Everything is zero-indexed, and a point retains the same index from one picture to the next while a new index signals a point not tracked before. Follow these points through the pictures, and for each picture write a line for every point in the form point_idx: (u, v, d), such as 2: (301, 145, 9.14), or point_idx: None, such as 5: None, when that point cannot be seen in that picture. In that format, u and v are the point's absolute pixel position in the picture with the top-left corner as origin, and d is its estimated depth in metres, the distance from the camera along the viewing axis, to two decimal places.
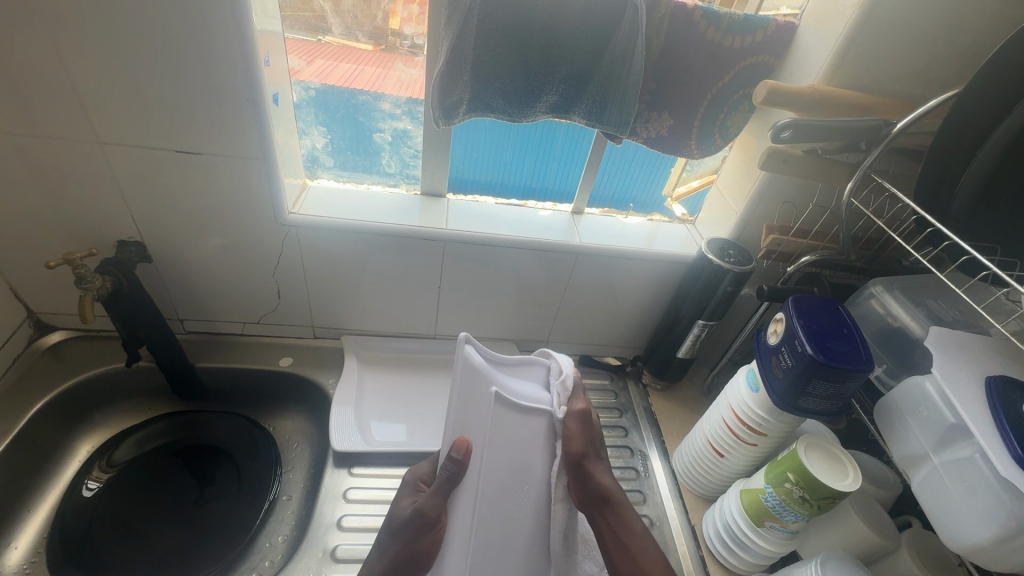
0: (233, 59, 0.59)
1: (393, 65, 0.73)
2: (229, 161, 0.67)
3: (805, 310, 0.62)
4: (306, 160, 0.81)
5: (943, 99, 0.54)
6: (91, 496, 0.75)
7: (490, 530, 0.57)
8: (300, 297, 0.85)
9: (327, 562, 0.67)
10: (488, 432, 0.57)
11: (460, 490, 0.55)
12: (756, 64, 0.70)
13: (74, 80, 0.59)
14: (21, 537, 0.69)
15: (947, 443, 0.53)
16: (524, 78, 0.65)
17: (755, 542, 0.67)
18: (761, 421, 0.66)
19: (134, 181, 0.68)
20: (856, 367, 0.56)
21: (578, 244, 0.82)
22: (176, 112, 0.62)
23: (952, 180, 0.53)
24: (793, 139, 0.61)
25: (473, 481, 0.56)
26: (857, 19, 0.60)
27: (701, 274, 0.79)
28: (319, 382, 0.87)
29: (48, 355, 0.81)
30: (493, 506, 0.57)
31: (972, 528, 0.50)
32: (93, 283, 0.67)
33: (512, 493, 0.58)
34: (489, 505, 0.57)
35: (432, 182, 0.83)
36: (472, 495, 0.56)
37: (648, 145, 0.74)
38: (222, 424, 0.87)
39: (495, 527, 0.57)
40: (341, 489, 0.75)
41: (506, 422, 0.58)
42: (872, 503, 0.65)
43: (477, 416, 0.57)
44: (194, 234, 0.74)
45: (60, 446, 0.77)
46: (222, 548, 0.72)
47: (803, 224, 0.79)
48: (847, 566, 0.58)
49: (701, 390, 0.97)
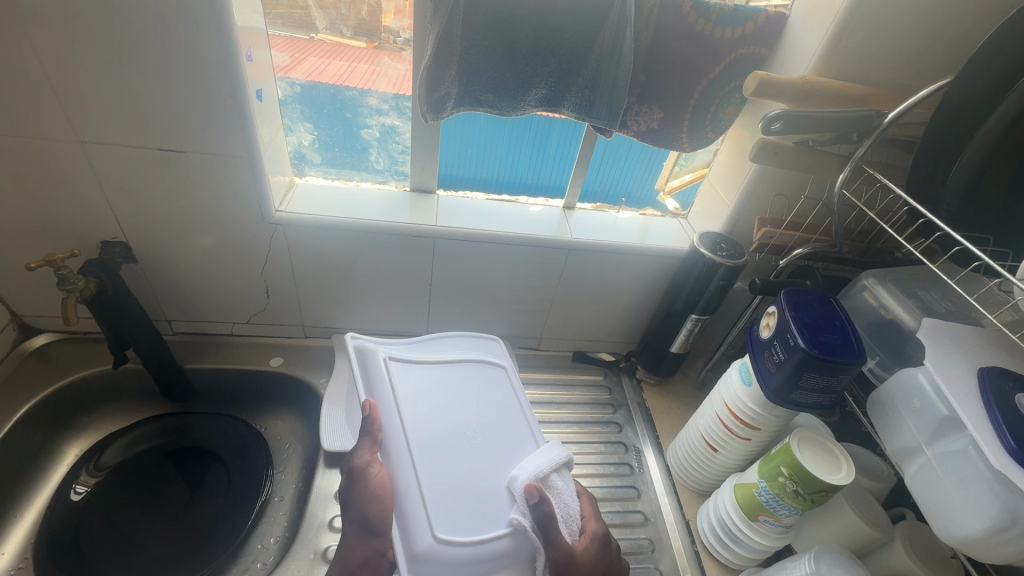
0: (216, 56, 0.58)
1: (381, 61, 0.72)
2: (214, 159, 0.66)
3: (797, 303, 0.61)
4: (293, 157, 0.80)
5: (935, 89, 0.54)
6: (79, 500, 0.75)
7: (439, 458, 0.55)
8: (289, 296, 0.84)
9: (319, 563, 0.67)
10: (403, 380, 0.61)
11: (390, 437, 0.56)
12: (747, 55, 0.69)
13: (51, 78, 0.57)
14: (7, 545, 0.68)
15: (940, 435, 0.53)
16: (513, 69, 0.64)
17: (749, 537, 0.67)
18: (754, 416, 0.66)
19: (116, 180, 0.66)
20: (848, 360, 0.55)
21: (570, 240, 0.81)
22: (159, 111, 0.61)
23: (944, 171, 0.53)
24: (784, 131, 0.60)
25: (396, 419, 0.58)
26: (849, 8, 0.60)
27: (694, 268, 0.78)
28: (311, 381, 0.86)
29: (33, 358, 0.79)
30: (433, 439, 0.57)
31: (965, 520, 0.50)
32: (76, 285, 0.66)
33: (455, 428, 0.59)
34: (431, 438, 0.57)
35: (421, 178, 0.82)
36: (403, 433, 0.56)
37: (639, 138, 0.73)
38: (212, 425, 0.86)
39: (446, 454, 0.56)
40: (333, 489, 0.74)
41: (425, 373, 0.63)
42: (866, 496, 0.65)
43: (383, 375, 0.61)
44: (179, 234, 0.73)
45: (47, 451, 0.76)
46: (212, 550, 0.72)
47: (796, 217, 0.78)
48: (841, 558, 0.58)
49: (694, 384, 0.96)
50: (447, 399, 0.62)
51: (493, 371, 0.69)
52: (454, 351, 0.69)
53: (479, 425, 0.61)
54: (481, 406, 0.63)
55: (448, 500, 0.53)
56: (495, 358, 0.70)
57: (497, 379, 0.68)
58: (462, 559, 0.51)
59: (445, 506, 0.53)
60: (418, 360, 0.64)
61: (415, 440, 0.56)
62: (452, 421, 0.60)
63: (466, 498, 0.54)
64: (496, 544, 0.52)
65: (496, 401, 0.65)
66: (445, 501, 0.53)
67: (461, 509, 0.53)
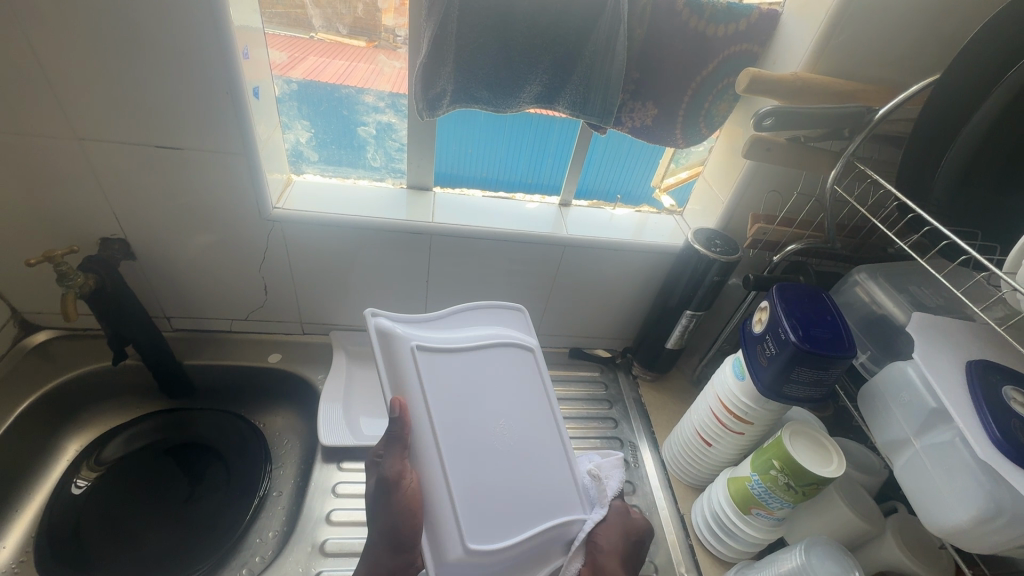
0: (213, 54, 0.59)
1: (377, 60, 0.73)
2: (211, 156, 0.67)
3: (790, 298, 0.62)
4: (290, 155, 0.81)
5: (924, 86, 0.54)
6: (79, 494, 0.75)
7: (466, 462, 0.56)
8: (288, 293, 0.84)
9: (316, 556, 0.67)
10: (426, 375, 0.58)
11: (417, 441, 0.54)
12: (740, 52, 0.69)
13: (50, 77, 0.58)
14: (8, 538, 0.69)
15: (928, 428, 0.54)
16: (507, 67, 0.65)
17: (742, 530, 0.67)
18: (747, 410, 0.66)
19: (115, 177, 0.67)
20: (839, 354, 0.56)
21: (566, 237, 0.81)
22: (156, 109, 0.62)
23: (932, 167, 0.53)
24: (776, 127, 0.61)
25: (422, 421, 0.55)
26: (839, 6, 0.60)
27: (688, 264, 0.79)
28: (309, 377, 0.87)
29: (34, 355, 0.80)
30: (458, 442, 0.56)
31: (951, 511, 0.50)
32: (75, 281, 0.66)
33: (478, 429, 0.59)
34: (458, 443, 0.56)
35: (418, 176, 0.83)
36: (430, 440, 0.55)
37: (634, 135, 0.73)
38: (211, 421, 0.87)
39: (473, 459, 0.57)
40: (330, 484, 0.75)
41: (445, 363, 0.60)
42: (858, 489, 0.65)
43: (406, 370, 0.57)
44: (178, 231, 0.74)
45: (48, 446, 0.77)
46: (211, 543, 0.72)
47: (789, 213, 0.79)
48: (832, 551, 0.59)
49: (690, 380, 0.97)
50: (468, 396, 0.60)
51: (507, 356, 0.67)
52: (471, 333, 0.66)
53: (500, 424, 0.61)
54: (499, 400, 0.63)
55: (478, 507, 0.55)
56: (509, 339, 0.68)
57: (511, 365, 0.67)
58: (492, 561, 0.54)
59: (475, 513, 0.54)
60: (439, 349, 0.61)
61: (442, 448, 0.55)
62: (476, 420, 0.59)
63: (493, 503, 0.56)
64: (519, 547, 0.56)
65: (513, 393, 0.65)
66: (474, 507, 0.55)
67: (490, 513, 0.55)
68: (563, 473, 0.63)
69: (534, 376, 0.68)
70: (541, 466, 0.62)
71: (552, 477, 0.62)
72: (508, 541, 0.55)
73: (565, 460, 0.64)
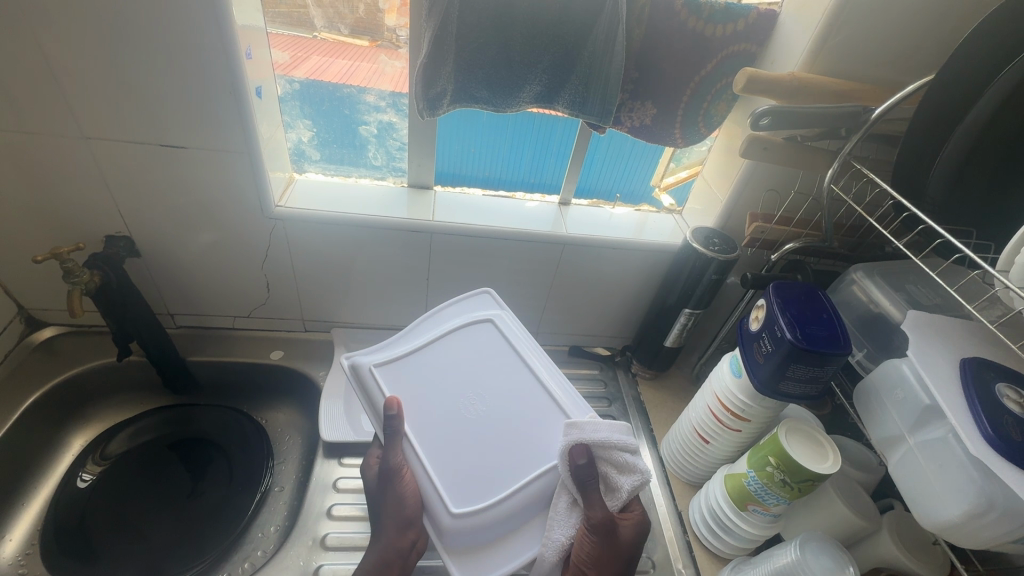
0: (216, 53, 0.59)
1: (378, 59, 0.74)
2: (215, 155, 0.68)
3: (786, 296, 0.62)
4: (293, 154, 0.81)
5: (920, 85, 0.55)
6: (85, 488, 0.76)
7: (445, 439, 0.57)
8: (290, 290, 0.85)
9: (317, 550, 0.68)
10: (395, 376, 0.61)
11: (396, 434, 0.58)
12: (738, 52, 0.70)
13: (57, 77, 0.59)
14: (15, 530, 0.70)
15: (922, 425, 0.54)
16: (507, 66, 0.65)
17: (739, 527, 0.68)
18: (744, 407, 0.67)
19: (120, 175, 0.68)
20: (834, 351, 0.56)
21: (565, 235, 0.82)
22: (161, 109, 0.63)
23: (925, 166, 0.54)
24: (773, 127, 0.61)
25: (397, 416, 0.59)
26: (836, 6, 0.61)
27: (687, 263, 0.79)
28: (310, 374, 0.87)
29: (40, 351, 0.81)
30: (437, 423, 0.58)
31: (944, 506, 0.51)
32: (81, 278, 0.68)
33: (456, 407, 0.59)
34: (435, 423, 0.58)
35: (418, 175, 0.83)
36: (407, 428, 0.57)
37: (633, 134, 0.74)
38: (214, 417, 0.88)
39: (453, 435, 0.57)
40: (331, 479, 0.76)
41: (418, 360, 0.63)
42: (853, 486, 0.66)
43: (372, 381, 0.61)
44: (181, 228, 0.74)
45: (54, 441, 0.78)
46: (214, 537, 0.73)
47: (787, 212, 0.79)
48: (827, 547, 0.59)
49: (689, 378, 0.97)
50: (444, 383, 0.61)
51: (487, 335, 0.67)
52: (433, 328, 0.67)
53: (481, 395, 0.61)
54: (481, 376, 0.63)
55: (466, 476, 0.55)
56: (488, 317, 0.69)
57: (493, 342, 0.66)
58: (488, 524, 0.53)
59: (463, 482, 0.55)
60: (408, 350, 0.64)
61: (420, 432, 0.57)
62: (454, 401, 0.60)
63: (480, 470, 0.55)
64: (511, 503, 0.54)
65: (495, 366, 0.64)
66: (458, 477, 0.55)
67: (476, 479, 0.55)
68: (553, 424, 0.59)
69: (520, 343, 0.66)
70: (535, 425, 0.59)
71: (545, 435, 0.58)
72: (498, 501, 0.53)
73: (555, 411, 0.60)
